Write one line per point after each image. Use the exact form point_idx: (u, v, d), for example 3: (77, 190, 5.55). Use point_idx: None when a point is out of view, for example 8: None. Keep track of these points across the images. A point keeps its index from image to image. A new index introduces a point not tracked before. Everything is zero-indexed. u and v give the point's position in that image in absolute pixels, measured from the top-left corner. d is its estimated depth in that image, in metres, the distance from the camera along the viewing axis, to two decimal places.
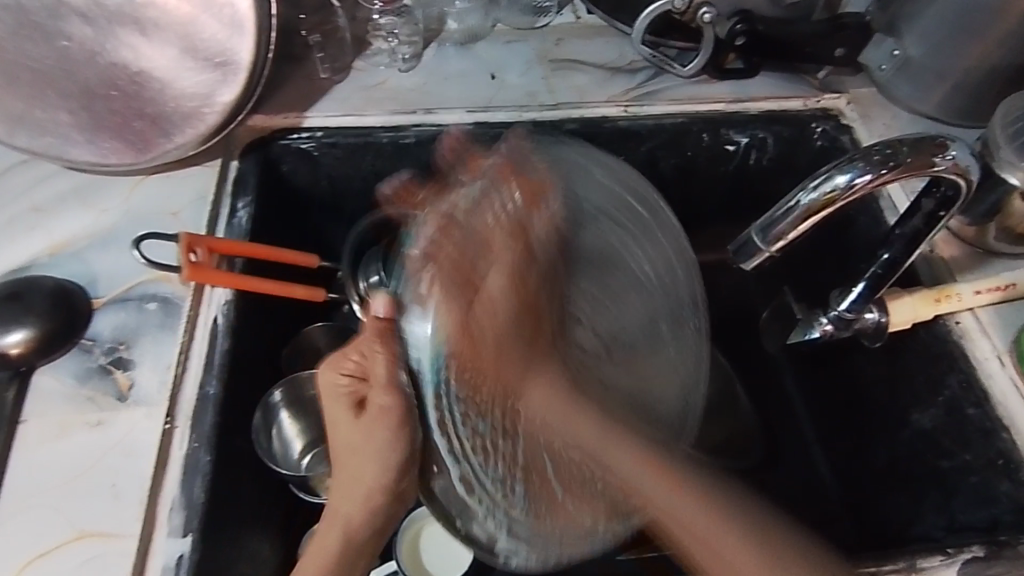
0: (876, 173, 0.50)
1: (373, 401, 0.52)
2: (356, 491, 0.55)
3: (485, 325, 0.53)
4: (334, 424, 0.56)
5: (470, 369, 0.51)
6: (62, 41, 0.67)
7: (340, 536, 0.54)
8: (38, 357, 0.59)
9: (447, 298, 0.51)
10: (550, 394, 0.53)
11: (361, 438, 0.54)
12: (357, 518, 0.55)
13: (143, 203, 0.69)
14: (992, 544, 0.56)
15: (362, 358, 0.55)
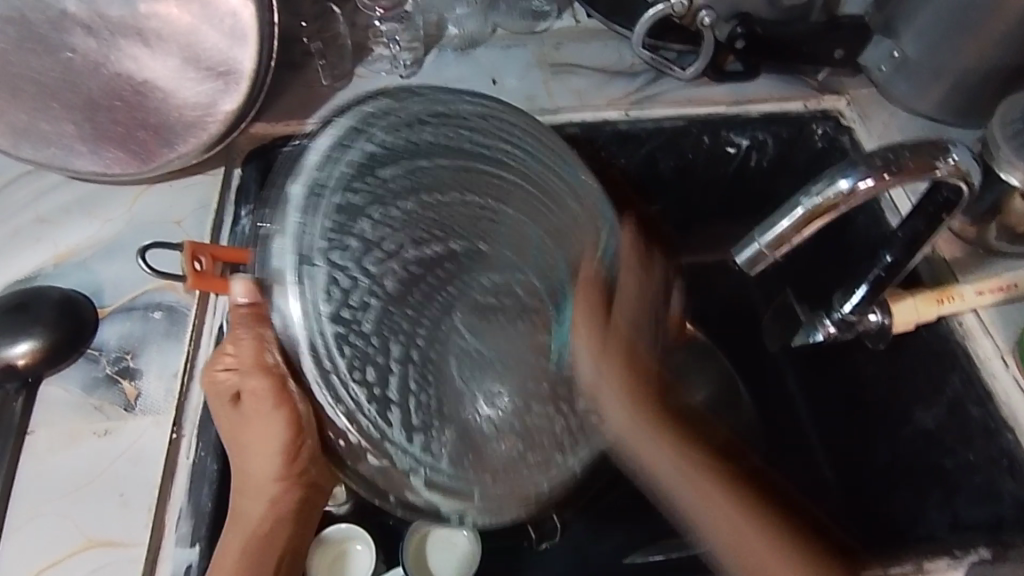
0: (878, 178, 0.50)
1: (251, 392, 0.50)
2: (260, 490, 0.52)
3: (643, 330, 0.64)
4: (229, 421, 0.52)
5: (611, 343, 0.60)
6: (66, 54, 0.67)
7: (248, 537, 0.51)
8: (45, 367, 0.59)
9: (632, 282, 0.63)
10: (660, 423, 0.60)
11: (258, 427, 0.50)
12: (265, 518, 0.52)
13: (147, 212, 0.69)
14: (996, 544, 0.56)
15: (241, 348, 0.50)
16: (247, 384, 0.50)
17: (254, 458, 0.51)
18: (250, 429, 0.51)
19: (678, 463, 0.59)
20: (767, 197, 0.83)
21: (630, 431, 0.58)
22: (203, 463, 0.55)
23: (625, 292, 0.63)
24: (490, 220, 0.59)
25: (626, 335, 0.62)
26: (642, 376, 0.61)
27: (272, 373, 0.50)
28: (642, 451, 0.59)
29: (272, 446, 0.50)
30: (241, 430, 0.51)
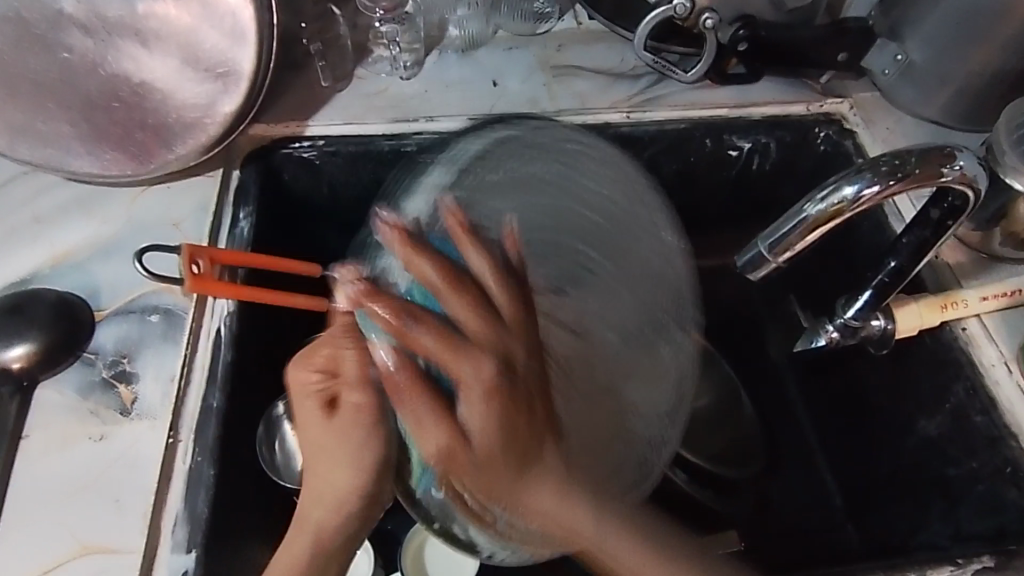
0: (883, 184, 0.50)
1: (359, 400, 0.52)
2: (326, 501, 0.52)
3: (511, 421, 0.47)
4: (313, 424, 0.53)
5: (480, 464, 0.47)
6: (64, 53, 0.66)
7: (312, 544, 0.51)
8: (41, 370, 0.59)
9: (485, 404, 0.47)
10: (565, 488, 0.49)
11: (340, 437, 0.52)
12: (333, 530, 0.51)
13: (145, 214, 0.68)
14: (1000, 553, 0.56)
15: (354, 367, 0.52)
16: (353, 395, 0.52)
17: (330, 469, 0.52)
18: (327, 440, 0.52)
19: (593, 504, 0.50)
20: (770, 201, 0.82)
21: (526, 512, 0.49)
22: (199, 470, 0.55)
23: (470, 403, 0.47)
24: (570, 225, 0.62)
25: (497, 445, 0.47)
26: (531, 424, 0.48)
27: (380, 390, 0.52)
28: (538, 523, 0.49)
29: (364, 459, 0.51)
30: (327, 437, 0.52)
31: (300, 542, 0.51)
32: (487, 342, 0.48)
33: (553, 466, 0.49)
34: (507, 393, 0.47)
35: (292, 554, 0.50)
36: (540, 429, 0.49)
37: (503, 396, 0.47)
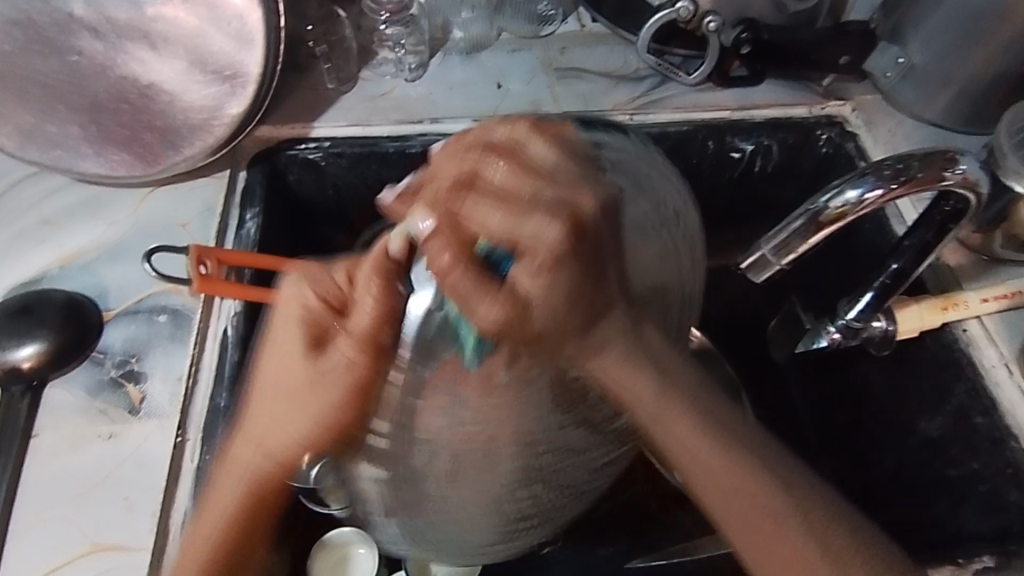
0: (886, 188, 0.50)
1: (333, 362, 0.46)
2: (269, 448, 0.49)
3: (575, 283, 0.41)
4: (292, 366, 0.47)
5: (544, 329, 0.42)
6: (73, 57, 0.67)
7: (243, 487, 0.50)
8: (50, 370, 0.60)
9: (546, 274, 0.40)
10: (631, 361, 0.46)
11: (313, 397, 0.47)
12: (260, 473, 0.50)
13: (152, 215, 0.69)
14: (1001, 553, 0.56)
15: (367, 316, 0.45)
16: (331, 355, 0.46)
17: (279, 414, 0.49)
18: (299, 389, 0.47)
19: (660, 381, 0.47)
20: (772, 203, 0.83)
21: (598, 366, 0.45)
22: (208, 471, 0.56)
23: (528, 270, 0.40)
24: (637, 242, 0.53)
25: (559, 308, 0.41)
26: (590, 296, 0.42)
27: (359, 370, 0.46)
28: (609, 386, 0.46)
29: (316, 424, 0.47)
30: (292, 382, 0.48)
31: (234, 474, 0.50)
32: (534, 206, 0.39)
33: (614, 342, 0.45)
34: (578, 256, 0.40)
35: (226, 480, 0.51)
36: (598, 290, 0.43)
37: (572, 258, 0.40)
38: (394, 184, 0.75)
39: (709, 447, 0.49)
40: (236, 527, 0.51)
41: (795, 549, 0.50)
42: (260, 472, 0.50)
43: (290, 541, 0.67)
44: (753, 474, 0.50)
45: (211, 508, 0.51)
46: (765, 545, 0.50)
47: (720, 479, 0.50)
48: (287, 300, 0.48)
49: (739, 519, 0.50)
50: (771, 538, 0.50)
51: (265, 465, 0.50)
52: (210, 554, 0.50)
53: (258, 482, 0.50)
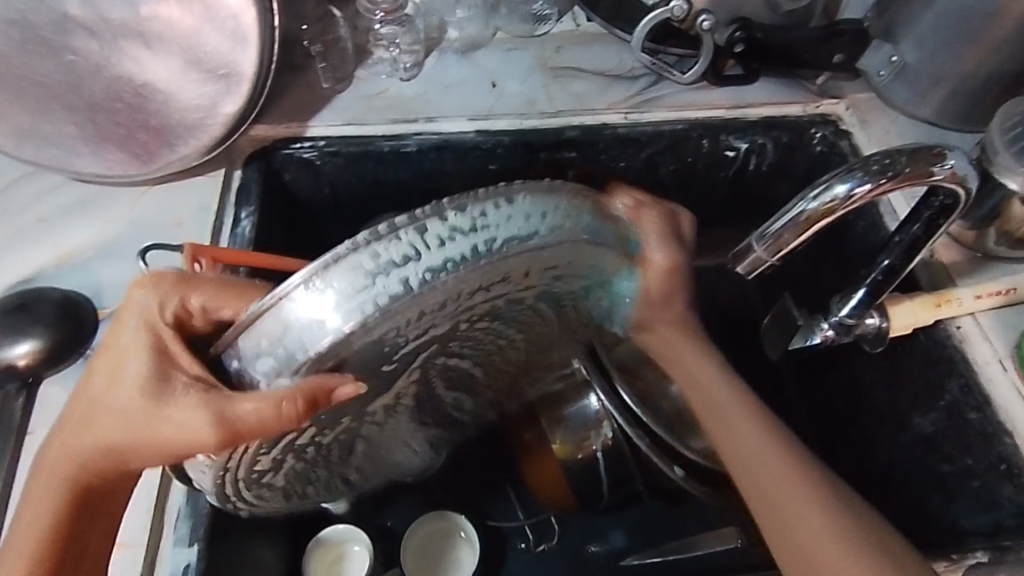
0: (874, 182, 0.50)
1: (173, 410, 0.42)
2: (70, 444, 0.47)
3: (676, 267, 0.54)
4: (131, 367, 0.44)
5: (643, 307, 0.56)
6: (68, 56, 0.67)
7: (53, 475, 0.48)
8: (46, 368, 0.60)
9: (666, 251, 0.52)
10: (694, 345, 0.60)
11: (160, 424, 0.43)
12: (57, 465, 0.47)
13: (147, 214, 0.69)
14: (995, 548, 0.57)
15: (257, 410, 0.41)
16: (177, 411, 0.42)
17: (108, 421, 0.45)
18: (126, 397, 0.44)
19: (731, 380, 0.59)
20: (767, 201, 0.83)
21: (652, 339, 0.59)
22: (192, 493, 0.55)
23: (681, 240, 0.54)
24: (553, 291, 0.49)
25: (662, 296, 0.56)
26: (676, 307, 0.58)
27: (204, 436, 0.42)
28: (676, 366, 0.59)
29: (160, 452, 0.44)
30: (123, 393, 0.44)
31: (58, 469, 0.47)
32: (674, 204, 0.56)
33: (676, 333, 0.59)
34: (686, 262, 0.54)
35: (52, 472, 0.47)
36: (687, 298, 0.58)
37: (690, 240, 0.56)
38: (390, 182, 0.76)
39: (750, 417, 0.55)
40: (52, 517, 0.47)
41: (809, 518, 0.49)
42: (91, 471, 0.47)
43: (287, 537, 0.68)
44: (791, 445, 0.54)
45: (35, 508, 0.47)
46: (776, 491, 0.51)
47: (752, 438, 0.54)
48: (129, 306, 0.46)
49: (762, 478, 0.52)
50: (794, 492, 0.50)
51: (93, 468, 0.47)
52: (38, 553, 0.46)
53: (76, 476, 0.47)
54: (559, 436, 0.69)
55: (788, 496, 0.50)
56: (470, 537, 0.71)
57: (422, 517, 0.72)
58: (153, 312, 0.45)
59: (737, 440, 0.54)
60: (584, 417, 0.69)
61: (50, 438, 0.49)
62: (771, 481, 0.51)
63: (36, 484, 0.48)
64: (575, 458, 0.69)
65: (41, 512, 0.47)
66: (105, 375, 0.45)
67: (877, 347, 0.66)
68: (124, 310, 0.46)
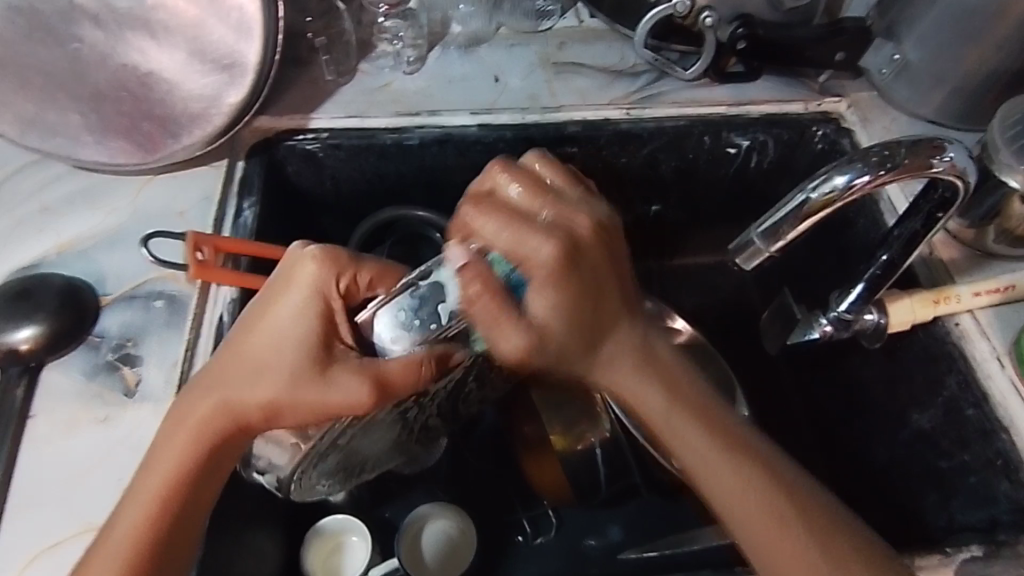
0: (873, 174, 0.51)
1: (342, 377, 0.48)
2: (212, 391, 0.50)
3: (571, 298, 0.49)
4: (296, 331, 0.48)
5: (564, 347, 0.50)
6: (74, 45, 0.67)
7: (193, 430, 0.50)
8: (47, 353, 0.60)
9: (544, 297, 0.49)
10: (636, 368, 0.54)
11: (321, 393, 0.48)
12: (202, 419, 0.50)
13: (150, 203, 0.70)
14: (991, 543, 0.57)
15: (397, 365, 0.48)
16: (340, 380, 0.48)
17: (257, 381, 0.49)
18: (286, 358, 0.48)
19: (695, 420, 0.55)
20: (768, 198, 0.84)
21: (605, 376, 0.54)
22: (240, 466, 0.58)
23: (538, 287, 0.49)
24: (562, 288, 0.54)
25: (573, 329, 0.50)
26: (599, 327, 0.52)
27: (361, 398, 0.48)
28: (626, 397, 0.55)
29: (314, 415, 0.49)
30: (288, 354, 0.48)
31: (196, 421, 0.50)
32: (533, 229, 0.49)
33: (616, 355, 0.53)
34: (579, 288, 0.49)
35: (184, 424, 0.50)
36: (604, 323, 0.52)
37: (565, 271, 0.49)
38: (392, 175, 0.76)
39: (718, 444, 0.54)
40: (185, 473, 0.50)
41: (802, 556, 0.51)
42: (227, 425, 0.50)
43: (284, 527, 0.68)
44: (771, 472, 0.53)
45: (168, 457, 0.50)
46: (771, 535, 0.51)
47: (732, 474, 0.53)
48: (298, 273, 0.49)
49: (750, 524, 0.52)
50: (778, 525, 0.52)
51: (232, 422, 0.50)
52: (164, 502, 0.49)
53: (218, 431, 0.50)
54: (559, 428, 0.69)
55: (783, 539, 0.51)
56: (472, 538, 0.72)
57: (420, 508, 0.72)
58: (325, 288, 0.49)
59: (715, 478, 0.53)
60: (587, 407, 0.69)
61: (184, 397, 0.52)
62: (760, 522, 0.52)
63: (170, 436, 0.50)
64: (574, 449, 0.69)
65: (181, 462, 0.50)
66: (264, 336, 0.49)
67: (875, 344, 0.66)
68: (293, 275, 0.49)
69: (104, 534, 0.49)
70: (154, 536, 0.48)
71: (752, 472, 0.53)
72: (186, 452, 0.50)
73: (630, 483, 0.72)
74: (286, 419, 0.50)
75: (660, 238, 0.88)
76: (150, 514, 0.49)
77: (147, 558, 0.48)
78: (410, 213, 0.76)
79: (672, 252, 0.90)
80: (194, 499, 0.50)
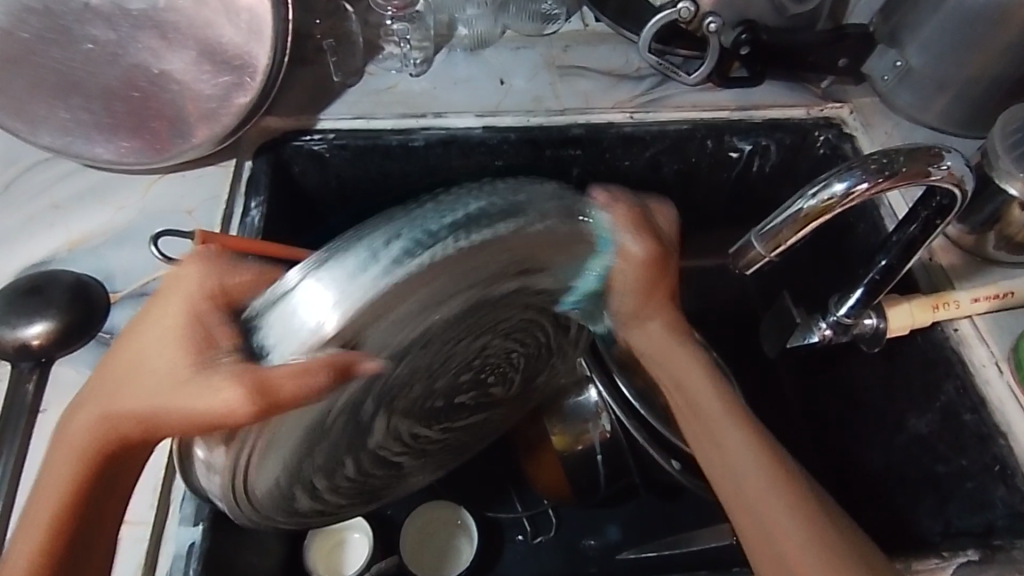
0: (872, 181, 0.51)
1: (207, 384, 0.37)
2: (93, 406, 0.42)
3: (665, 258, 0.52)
4: (165, 337, 0.40)
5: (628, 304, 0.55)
6: (87, 45, 0.68)
7: (73, 451, 0.42)
8: (57, 348, 0.61)
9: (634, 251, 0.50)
10: (667, 329, 0.57)
11: (192, 403, 0.38)
12: (82, 436, 0.42)
13: (159, 201, 0.71)
14: (986, 547, 0.58)
15: (286, 374, 0.37)
16: (207, 385, 0.37)
17: (130, 392, 0.41)
18: (156, 365, 0.40)
19: (718, 389, 0.57)
20: (769, 202, 0.84)
21: (640, 337, 0.57)
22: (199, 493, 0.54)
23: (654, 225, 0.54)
24: (502, 308, 0.50)
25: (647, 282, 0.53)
26: (665, 299, 0.56)
27: (231, 410, 0.37)
28: (654, 358, 0.58)
29: (191, 429, 0.39)
30: (158, 362, 0.40)
31: (75, 437, 0.42)
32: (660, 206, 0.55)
33: (651, 321, 0.57)
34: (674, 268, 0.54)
35: (62, 455, 0.42)
36: (673, 287, 0.56)
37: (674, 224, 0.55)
38: (397, 175, 0.77)
39: (733, 414, 0.56)
40: (69, 500, 0.42)
41: (787, 531, 0.50)
42: (106, 437, 0.42)
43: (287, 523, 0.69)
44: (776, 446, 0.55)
45: (47, 479, 0.42)
46: (762, 499, 0.52)
47: (737, 439, 0.54)
48: (180, 277, 0.41)
49: (745, 485, 0.53)
50: (772, 492, 0.52)
51: (111, 436, 0.42)
52: (42, 541, 0.41)
53: (99, 448, 0.42)
54: (558, 427, 0.70)
55: (775, 504, 0.51)
56: (471, 520, 0.73)
57: (418, 509, 0.74)
58: (202, 284, 0.41)
59: (723, 442, 0.55)
60: (584, 406, 0.70)
61: (64, 422, 0.44)
62: (755, 486, 0.52)
63: (52, 459, 0.43)
64: (574, 450, 0.70)
65: (59, 484, 0.42)
66: (137, 347, 0.41)
67: (872, 347, 0.67)
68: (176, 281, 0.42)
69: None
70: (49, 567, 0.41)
71: (758, 442, 0.54)
72: (68, 474, 0.42)
73: (627, 480, 0.73)
74: (168, 431, 0.40)
75: None
76: (36, 547, 0.41)
77: None
78: None
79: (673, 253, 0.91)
80: (88, 524, 0.43)
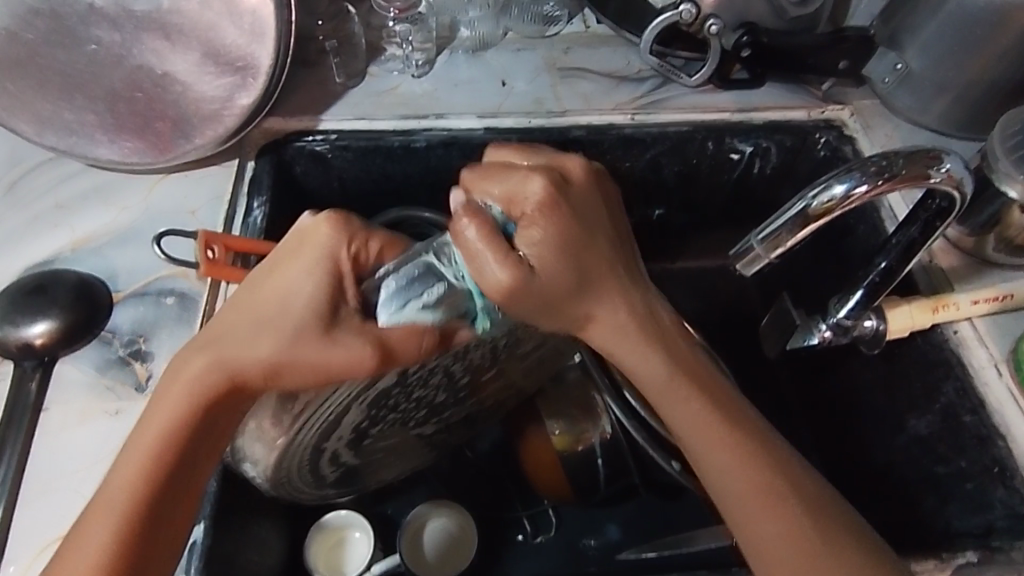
0: (871, 183, 0.52)
1: (341, 339, 0.47)
2: (205, 349, 0.48)
3: (544, 247, 0.48)
4: (297, 294, 0.47)
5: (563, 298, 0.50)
6: (91, 46, 0.68)
7: (182, 393, 0.47)
8: (61, 347, 0.62)
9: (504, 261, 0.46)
10: (626, 328, 0.53)
11: (321, 355, 0.46)
12: (193, 377, 0.47)
13: (162, 201, 0.71)
14: (985, 548, 0.58)
15: (407, 340, 0.48)
16: (341, 339, 0.47)
17: (255, 339, 0.47)
18: (280, 316, 0.47)
19: (702, 402, 0.54)
20: (769, 204, 0.85)
21: (598, 334, 0.53)
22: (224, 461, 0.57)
23: (527, 222, 0.49)
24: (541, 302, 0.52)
25: (561, 272, 0.48)
26: (594, 278, 0.50)
27: (357, 363, 0.47)
28: (621, 358, 0.54)
29: (309, 376, 0.47)
30: (287, 314, 0.47)
31: (189, 377, 0.47)
32: (521, 175, 0.50)
33: (603, 312, 0.52)
34: (571, 255, 0.49)
35: (174, 391, 0.47)
36: (602, 264, 0.51)
37: (554, 208, 0.49)
38: (398, 176, 0.78)
39: (720, 431, 0.53)
40: (177, 439, 0.47)
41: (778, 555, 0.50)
42: (219, 382, 0.47)
43: (288, 522, 0.70)
44: (769, 459, 0.53)
45: (157, 414, 0.47)
46: (753, 525, 0.51)
47: (726, 458, 0.53)
48: (311, 239, 0.48)
49: (736, 507, 0.52)
50: (764, 515, 0.51)
51: (224, 380, 0.47)
52: (139, 478, 0.46)
53: (209, 390, 0.47)
54: (560, 428, 0.70)
55: (766, 527, 0.51)
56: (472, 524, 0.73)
57: (420, 508, 0.73)
58: (332, 252, 0.47)
59: (712, 463, 0.53)
60: (586, 406, 0.71)
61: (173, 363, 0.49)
62: (745, 509, 0.52)
63: (161, 396, 0.48)
64: (574, 450, 0.70)
65: (165, 419, 0.47)
66: (264, 301, 0.48)
67: (872, 348, 0.67)
68: (303, 241, 0.48)
69: (95, 507, 0.46)
70: (142, 501, 0.46)
71: (747, 458, 0.53)
72: (170, 414, 0.47)
73: (628, 482, 0.73)
74: (292, 379, 0.47)
75: (662, 242, 0.90)
76: (136, 480, 0.46)
77: (134, 528, 0.45)
78: (413, 214, 0.77)
79: (672, 254, 0.91)
80: (186, 465, 0.48)
